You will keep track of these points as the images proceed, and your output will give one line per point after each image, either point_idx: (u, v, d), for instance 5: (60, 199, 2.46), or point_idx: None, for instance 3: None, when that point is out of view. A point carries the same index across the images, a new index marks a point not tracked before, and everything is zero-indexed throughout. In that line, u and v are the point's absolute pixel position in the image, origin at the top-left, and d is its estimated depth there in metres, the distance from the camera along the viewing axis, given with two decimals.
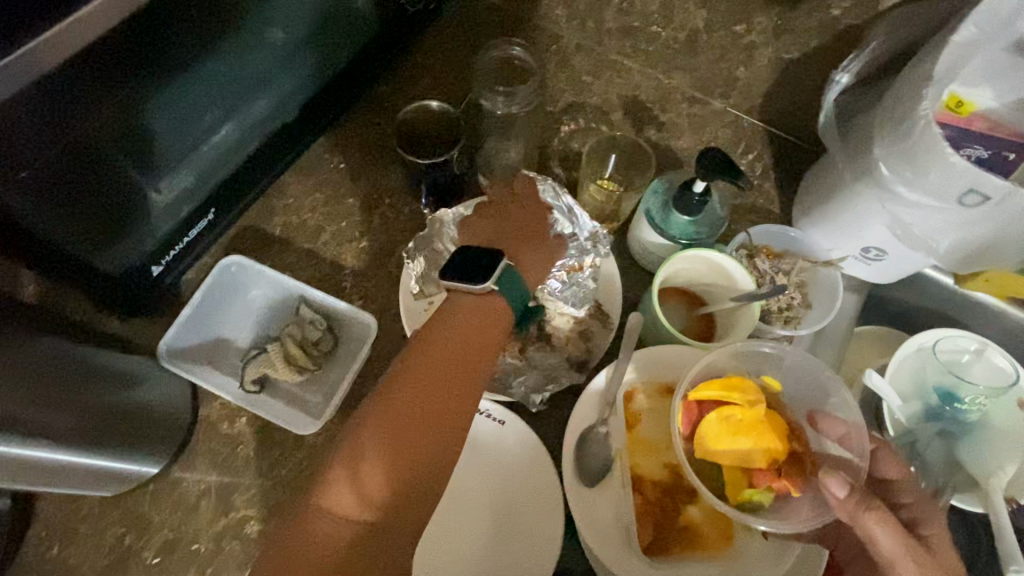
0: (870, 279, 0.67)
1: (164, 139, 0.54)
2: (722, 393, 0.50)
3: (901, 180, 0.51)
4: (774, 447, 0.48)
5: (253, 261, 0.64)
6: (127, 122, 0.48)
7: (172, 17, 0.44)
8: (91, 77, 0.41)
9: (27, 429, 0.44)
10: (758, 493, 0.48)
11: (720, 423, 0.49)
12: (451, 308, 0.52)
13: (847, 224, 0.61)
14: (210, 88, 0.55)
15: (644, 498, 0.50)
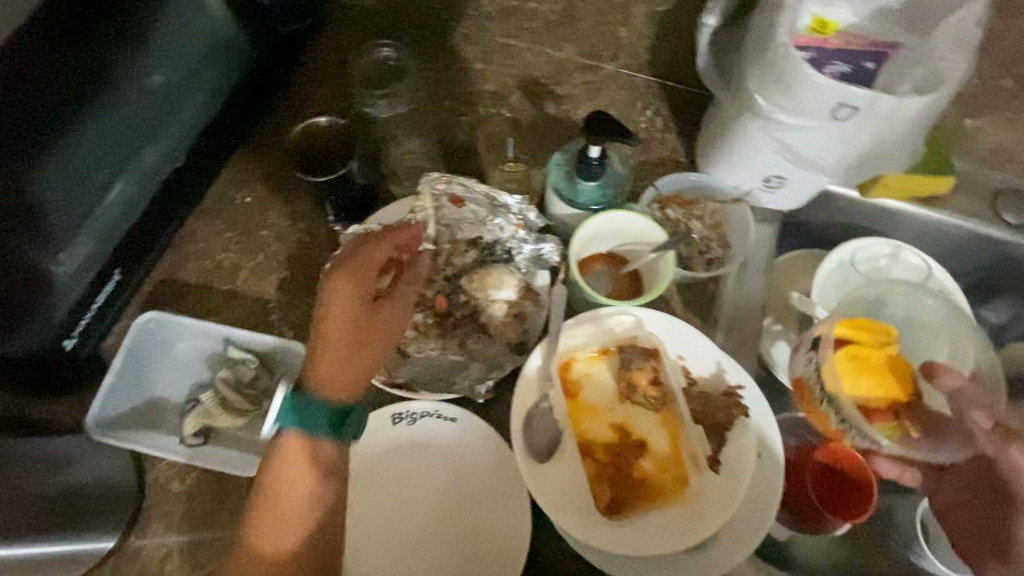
0: (779, 207, 0.68)
1: (54, 207, 0.52)
2: (855, 334, 0.62)
3: (778, 108, 0.53)
4: (895, 389, 0.62)
5: (172, 315, 0.61)
6: (11, 193, 0.47)
7: (29, 78, 0.43)
8: None
9: None
10: (888, 427, 0.61)
11: (850, 362, 0.62)
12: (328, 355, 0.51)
13: (745, 161, 0.63)
14: (93, 145, 0.54)
15: (597, 461, 0.51)
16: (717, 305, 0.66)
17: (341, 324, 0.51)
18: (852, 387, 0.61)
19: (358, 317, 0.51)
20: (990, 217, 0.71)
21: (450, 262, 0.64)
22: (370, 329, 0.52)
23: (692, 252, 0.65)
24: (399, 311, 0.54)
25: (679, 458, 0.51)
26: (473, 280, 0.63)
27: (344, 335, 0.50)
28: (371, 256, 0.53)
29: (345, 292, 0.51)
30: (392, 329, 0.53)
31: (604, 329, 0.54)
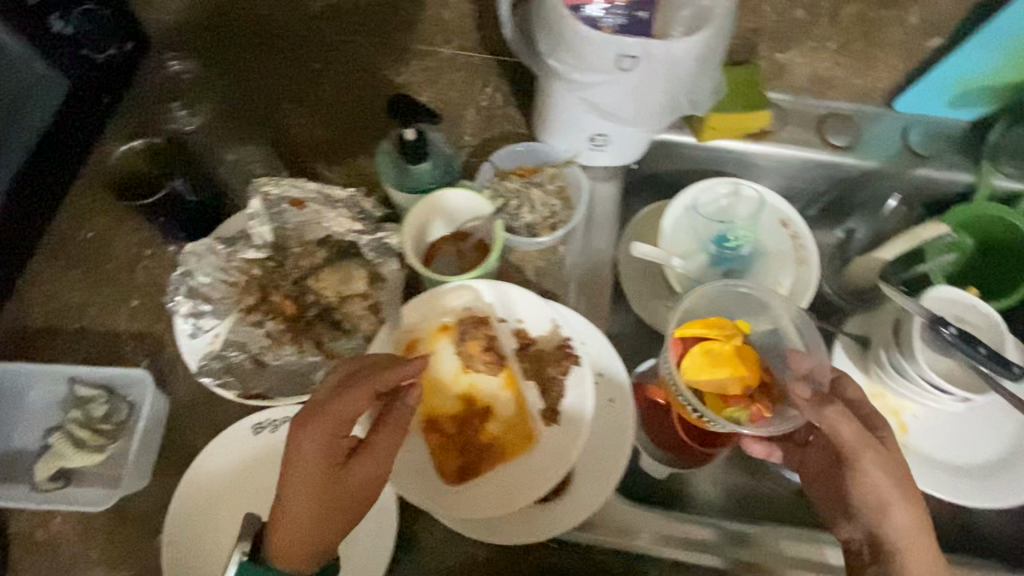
0: (616, 163, 0.70)
1: None
2: (704, 330, 0.62)
3: (569, 67, 0.55)
4: (747, 375, 0.61)
5: (15, 364, 0.60)
6: None
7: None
8: None
9: None
10: (735, 411, 0.60)
11: (701, 356, 0.62)
12: (302, 439, 0.47)
13: (566, 123, 0.64)
14: None
15: (443, 434, 0.52)
16: (567, 267, 0.69)
17: (309, 505, 0.47)
18: (704, 381, 0.61)
19: (328, 486, 0.47)
20: (817, 143, 0.75)
21: (297, 266, 0.64)
22: (340, 493, 0.47)
23: (539, 219, 0.67)
24: (376, 459, 0.48)
25: (524, 417, 0.53)
26: (322, 280, 0.63)
27: (305, 485, 0.47)
28: (343, 407, 0.47)
29: (310, 440, 0.47)
30: (359, 494, 0.48)
31: (438, 306, 0.55)
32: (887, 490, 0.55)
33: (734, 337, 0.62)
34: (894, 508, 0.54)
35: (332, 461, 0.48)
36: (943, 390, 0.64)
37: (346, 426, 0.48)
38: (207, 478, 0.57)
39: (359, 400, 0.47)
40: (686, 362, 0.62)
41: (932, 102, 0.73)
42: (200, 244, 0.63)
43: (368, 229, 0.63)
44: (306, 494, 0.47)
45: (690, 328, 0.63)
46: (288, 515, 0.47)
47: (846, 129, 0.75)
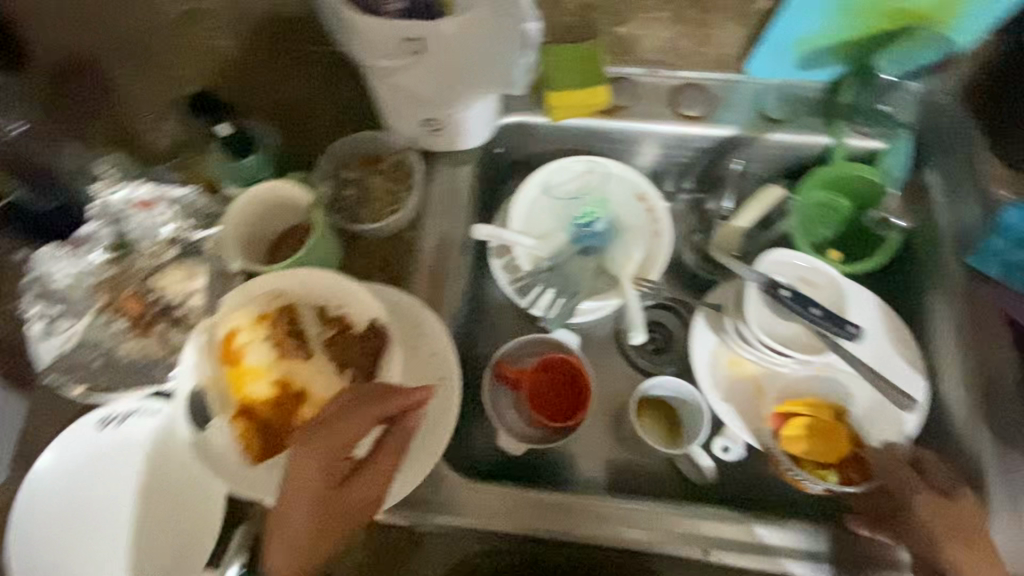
0: (462, 146, 0.72)
1: None
2: (800, 405, 0.64)
3: (363, 56, 0.57)
4: (842, 448, 0.62)
5: None
6: None
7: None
8: None
9: None
10: (830, 473, 0.61)
11: (800, 428, 0.63)
12: (300, 467, 0.49)
13: (394, 110, 0.65)
14: None
15: (256, 419, 0.54)
16: (417, 252, 0.70)
17: (319, 526, 0.49)
18: (804, 451, 0.62)
19: (331, 505, 0.50)
20: (671, 115, 0.74)
21: (144, 266, 0.66)
22: (342, 512, 0.50)
23: (380, 206, 0.69)
24: (368, 476, 0.51)
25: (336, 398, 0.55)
26: (166, 276, 0.65)
27: (309, 520, 0.49)
28: (341, 434, 0.49)
29: (314, 467, 0.49)
30: (355, 512, 0.51)
31: (257, 296, 0.56)
32: (959, 558, 0.53)
33: (828, 411, 0.64)
34: (945, 544, 0.54)
35: (332, 481, 0.50)
36: (785, 354, 0.64)
37: (347, 449, 0.50)
38: (55, 473, 0.60)
39: (364, 422, 0.49)
40: (787, 431, 0.63)
41: (782, 63, 0.72)
42: (49, 256, 0.67)
43: (202, 224, 0.66)
44: (314, 518, 0.49)
45: (790, 404, 0.65)
46: (291, 543, 0.49)
47: (700, 98, 0.75)
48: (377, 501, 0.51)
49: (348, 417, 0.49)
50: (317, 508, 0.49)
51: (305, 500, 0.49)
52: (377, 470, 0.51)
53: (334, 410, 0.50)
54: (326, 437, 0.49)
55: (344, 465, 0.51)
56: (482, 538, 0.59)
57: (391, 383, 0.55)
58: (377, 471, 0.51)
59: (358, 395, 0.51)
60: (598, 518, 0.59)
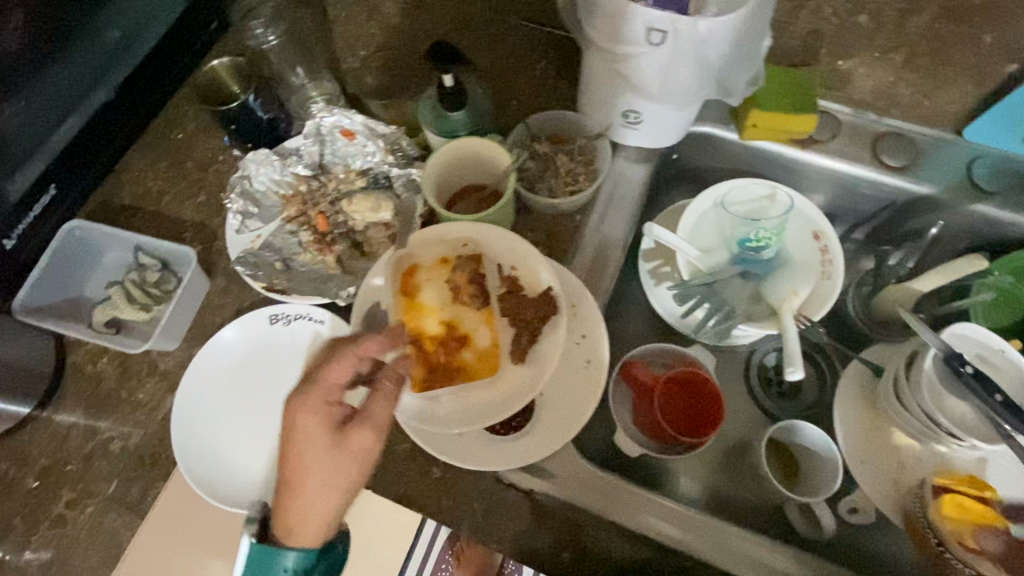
0: (649, 146, 0.72)
1: (10, 139, 0.62)
2: (954, 481, 0.59)
3: (604, 36, 0.57)
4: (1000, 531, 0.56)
5: (95, 225, 0.71)
6: None
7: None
8: None
9: None
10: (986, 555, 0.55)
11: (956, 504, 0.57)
12: (297, 404, 0.51)
13: (601, 97, 0.67)
14: (45, 89, 0.65)
15: (421, 350, 0.57)
16: (581, 233, 0.71)
17: (331, 472, 0.50)
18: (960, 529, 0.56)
19: (324, 450, 0.50)
20: (869, 159, 0.72)
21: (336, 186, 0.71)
22: (343, 471, 0.50)
23: (560, 184, 0.70)
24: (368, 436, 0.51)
25: (497, 351, 0.57)
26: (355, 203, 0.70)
27: (322, 454, 0.50)
28: (322, 382, 0.51)
29: (306, 423, 0.50)
30: (366, 464, 0.51)
31: (445, 239, 0.60)
32: None
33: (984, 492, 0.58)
34: None
35: (329, 424, 0.51)
36: (949, 434, 0.60)
37: (339, 392, 0.52)
38: (217, 355, 0.64)
39: (348, 363, 0.52)
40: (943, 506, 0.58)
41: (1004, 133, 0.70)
42: (257, 158, 0.71)
43: (399, 164, 0.70)
44: (324, 466, 0.50)
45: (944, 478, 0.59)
46: (300, 490, 0.49)
47: (905, 148, 0.71)
48: (369, 458, 0.51)
49: (322, 368, 0.52)
50: (308, 449, 0.50)
51: (301, 438, 0.50)
52: (373, 419, 0.51)
53: (333, 370, 0.51)
54: (340, 364, 0.52)
55: (341, 411, 0.52)
56: (606, 526, 0.59)
57: (548, 354, 0.55)
58: (371, 419, 0.51)
59: (392, 340, 0.53)
60: (700, 534, 0.59)
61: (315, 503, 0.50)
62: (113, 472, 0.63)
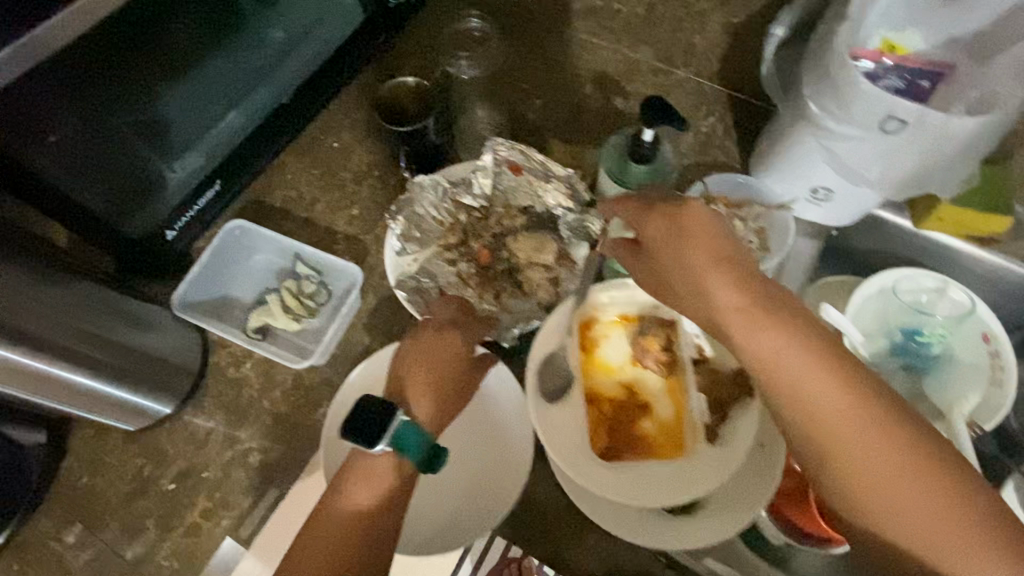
0: (824, 222, 0.70)
1: (175, 124, 0.65)
2: None
3: (830, 116, 0.56)
4: None
5: (255, 226, 0.70)
6: (139, 106, 0.60)
7: (166, 10, 0.55)
8: (114, 53, 0.53)
9: (28, 344, 0.49)
10: None
11: None
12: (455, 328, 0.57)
13: (794, 168, 0.65)
14: (215, 82, 0.67)
15: (601, 412, 0.54)
16: None
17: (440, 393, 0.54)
18: None
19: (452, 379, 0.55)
20: None
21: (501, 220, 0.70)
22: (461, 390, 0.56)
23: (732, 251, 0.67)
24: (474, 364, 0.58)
25: (681, 424, 0.54)
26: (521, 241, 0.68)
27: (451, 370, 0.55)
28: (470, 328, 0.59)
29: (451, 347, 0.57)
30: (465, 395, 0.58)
31: (630, 297, 0.58)
32: None
33: None
34: None
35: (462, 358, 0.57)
36: None
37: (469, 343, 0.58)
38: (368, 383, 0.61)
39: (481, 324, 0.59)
40: None
41: None
42: (427, 180, 0.70)
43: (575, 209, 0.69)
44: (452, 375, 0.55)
45: None
46: (437, 397, 0.54)
47: None
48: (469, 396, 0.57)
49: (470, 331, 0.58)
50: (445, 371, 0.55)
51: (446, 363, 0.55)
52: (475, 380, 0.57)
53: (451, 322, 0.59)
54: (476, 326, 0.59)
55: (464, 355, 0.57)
56: None
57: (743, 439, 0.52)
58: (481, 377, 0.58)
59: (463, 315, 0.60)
60: None
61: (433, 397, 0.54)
62: (251, 487, 0.61)
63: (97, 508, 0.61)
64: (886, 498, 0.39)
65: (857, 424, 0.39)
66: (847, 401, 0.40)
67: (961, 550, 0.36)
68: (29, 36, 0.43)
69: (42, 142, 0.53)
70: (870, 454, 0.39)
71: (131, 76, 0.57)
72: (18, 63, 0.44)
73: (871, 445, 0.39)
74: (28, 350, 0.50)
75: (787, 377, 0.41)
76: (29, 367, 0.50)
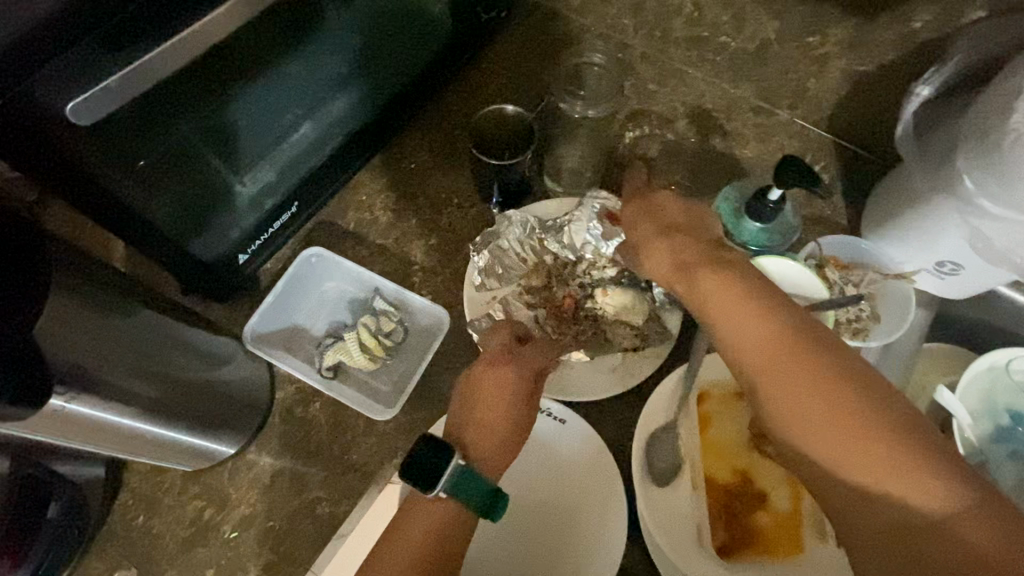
0: (940, 293, 0.65)
1: (245, 135, 0.59)
2: None
3: (985, 194, 0.51)
4: None
5: (333, 254, 0.66)
6: (214, 122, 0.53)
7: (259, 30, 0.49)
8: (194, 71, 0.46)
9: (112, 396, 0.44)
10: None
11: None
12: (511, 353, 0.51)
13: (922, 237, 0.60)
14: (295, 90, 0.60)
15: (715, 499, 0.50)
16: None
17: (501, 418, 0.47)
18: None
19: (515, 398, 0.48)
20: None
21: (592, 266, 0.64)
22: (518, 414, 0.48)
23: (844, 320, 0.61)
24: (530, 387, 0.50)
25: (798, 520, 0.50)
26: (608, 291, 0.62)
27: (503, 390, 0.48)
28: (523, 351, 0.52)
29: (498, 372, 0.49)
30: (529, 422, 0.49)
31: None
32: None
33: None
34: None
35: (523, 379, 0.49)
36: None
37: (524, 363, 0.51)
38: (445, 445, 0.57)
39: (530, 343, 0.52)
40: None
41: None
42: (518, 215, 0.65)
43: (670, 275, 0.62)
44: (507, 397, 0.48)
45: None
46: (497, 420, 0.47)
47: None
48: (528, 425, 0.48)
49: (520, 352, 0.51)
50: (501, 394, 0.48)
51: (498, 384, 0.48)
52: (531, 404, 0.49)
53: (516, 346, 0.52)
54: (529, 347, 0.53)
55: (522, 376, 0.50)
56: None
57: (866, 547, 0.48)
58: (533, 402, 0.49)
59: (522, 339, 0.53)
60: None
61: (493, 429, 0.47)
62: (319, 541, 0.57)
63: (153, 553, 0.57)
64: (858, 465, 0.34)
65: (809, 366, 0.36)
66: (796, 365, 0.36)
67: (942, 508, 0.32)
68: (128, 69, 0.40)
69: (131, 167, 0.48)
70: (836, 434, 0.34)
71: (220, 97, 0.51)
72: (121, 97, 0.40)
73: (803, 390, 0.36)
74: (117, 403, 0.45)
75: (744, 336, 0.38)
76: (114, 421, 0.46)
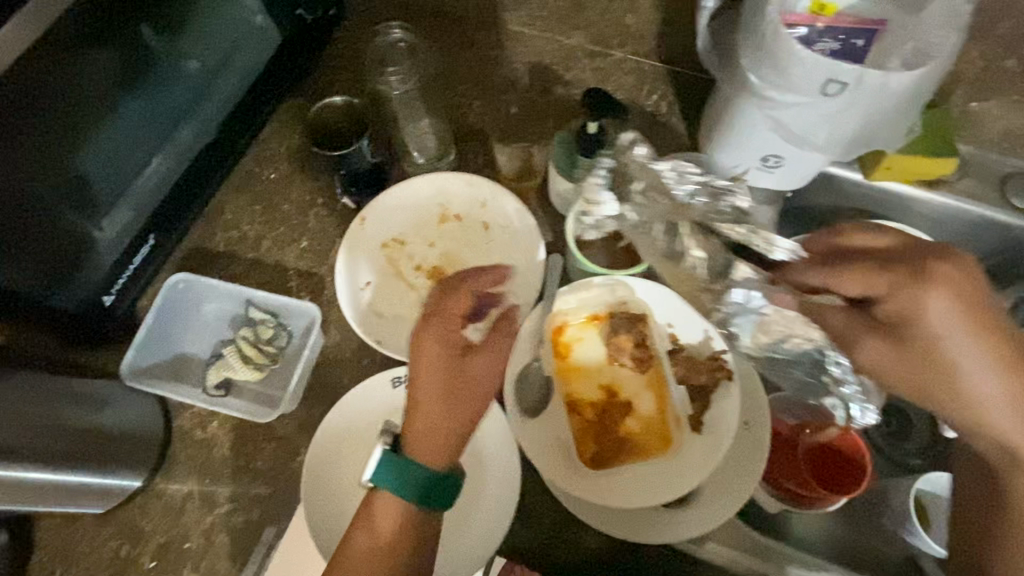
0: (776, 188, 0.69)
1: (96, 178, 0.60)
2: None
3: (770, 85, 0.55)
4: None
5: (200, 276, 0.67)
6: (55, 166, 0.54)
7: (75, 66, 0.51)
8: (12, 116, 0.47)
9: None
10: None
11: None
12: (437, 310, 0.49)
13: (742, 140, 0.64)
14: (137, 123, 0.62)
15: (583, 417, 0.55)
16: None
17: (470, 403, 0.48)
18: None
19: (453, 376, 0.47)
20: (1000, 201, 0.70)
21: (750, 280, 0.52)
22: (473, 392, 0.48)
23: None
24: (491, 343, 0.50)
25: (662, 418, 0.55)
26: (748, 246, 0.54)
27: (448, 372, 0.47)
28: (450, 304, 0.49)
29: (437, 351, 0.47)
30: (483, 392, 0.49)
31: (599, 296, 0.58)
32: None
33: None
34: None
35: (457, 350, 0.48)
36: None
37: (463, 318, 0.49)
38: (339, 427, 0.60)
39: (464, 295, 0.50)
40: None
41: None
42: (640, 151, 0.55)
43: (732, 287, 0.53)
44: (439, 378, 0.47)
45: None
46: (445, 396, 0.47)
47: None
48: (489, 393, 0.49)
49: (445, 309, 0.49)
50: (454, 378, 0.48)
51: (431, 360, 0.47)
52: (490, 357, 0.49)
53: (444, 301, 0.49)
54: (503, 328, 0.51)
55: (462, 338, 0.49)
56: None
57: (724, 421, 0.53)
58: (491, 367, 0.49)
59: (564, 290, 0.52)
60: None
61: (454, 409, 0.47)
62: (237, 550, 0.59)
63: None
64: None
65: None
66: None
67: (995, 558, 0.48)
68: None
69: None
70: None
71: (43, 147, 0.52)
72: None
73: None
74: None
75: None
76: None
